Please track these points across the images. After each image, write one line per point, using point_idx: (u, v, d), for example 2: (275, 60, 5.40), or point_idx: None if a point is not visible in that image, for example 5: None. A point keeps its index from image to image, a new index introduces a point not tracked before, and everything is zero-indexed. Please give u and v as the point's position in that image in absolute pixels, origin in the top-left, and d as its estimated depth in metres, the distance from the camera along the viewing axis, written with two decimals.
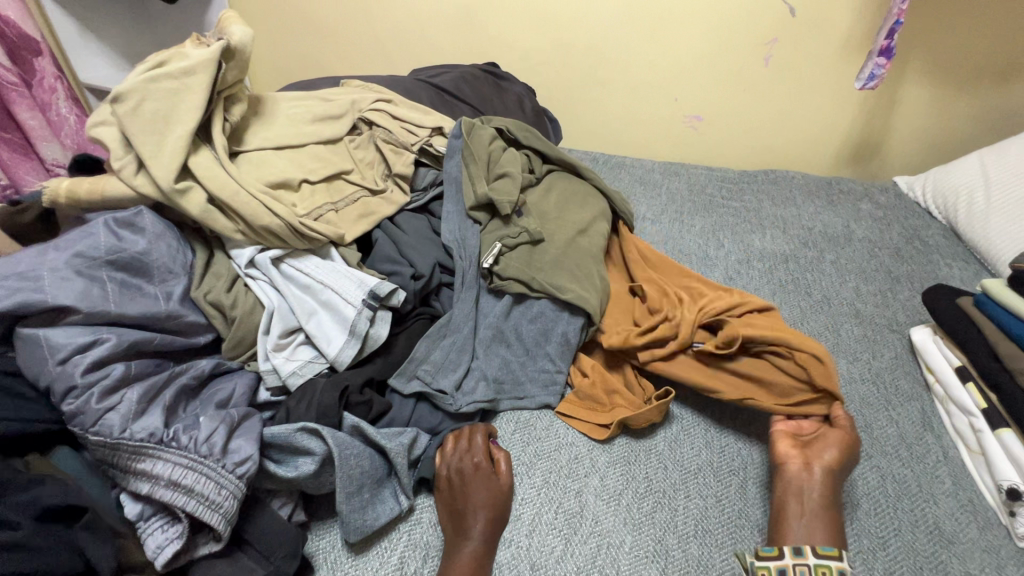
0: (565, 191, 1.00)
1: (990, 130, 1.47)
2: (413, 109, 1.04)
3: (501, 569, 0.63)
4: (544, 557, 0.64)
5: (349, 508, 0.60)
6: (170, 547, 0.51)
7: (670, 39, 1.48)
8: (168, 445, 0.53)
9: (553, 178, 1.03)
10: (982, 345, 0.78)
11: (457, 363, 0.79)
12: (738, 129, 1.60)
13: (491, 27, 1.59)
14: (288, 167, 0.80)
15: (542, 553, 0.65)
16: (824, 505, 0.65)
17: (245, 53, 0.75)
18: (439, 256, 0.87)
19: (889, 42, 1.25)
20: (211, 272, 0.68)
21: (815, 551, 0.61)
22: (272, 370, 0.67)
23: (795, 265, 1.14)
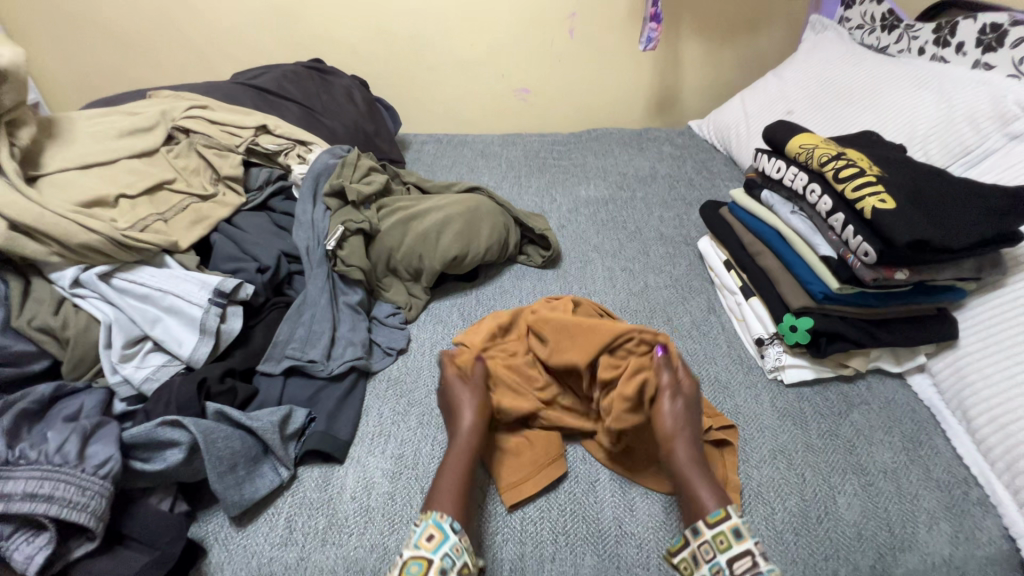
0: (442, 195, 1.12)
1: (749, 71, 1.81)
2: (233, 111, 1.05)
3: (395, 497, 0.70)
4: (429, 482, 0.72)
5: (223, 486, 0.65)
6: (40, 555, 0.52)
7: (484, 18, 1.59)
8: (16, 464, 0.54)
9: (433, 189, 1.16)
10: (735, 240, 1.02)
11: (322, 334, 0.85)
12: (561, 96, 1.79)
13: (310, 21, 1.58)
14: (100, 184, 0.80)
15: (425, 481, 0.72)
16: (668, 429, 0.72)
17: (19, 73, 0.73)
18: (283, 247, 0.91)
19: (656, 9, 1.47)
20: (32, 298, 0.67)
21: (708, 523, 0.63)
22: (123, 382, 0.68)
23: (614, 206, 1.35)
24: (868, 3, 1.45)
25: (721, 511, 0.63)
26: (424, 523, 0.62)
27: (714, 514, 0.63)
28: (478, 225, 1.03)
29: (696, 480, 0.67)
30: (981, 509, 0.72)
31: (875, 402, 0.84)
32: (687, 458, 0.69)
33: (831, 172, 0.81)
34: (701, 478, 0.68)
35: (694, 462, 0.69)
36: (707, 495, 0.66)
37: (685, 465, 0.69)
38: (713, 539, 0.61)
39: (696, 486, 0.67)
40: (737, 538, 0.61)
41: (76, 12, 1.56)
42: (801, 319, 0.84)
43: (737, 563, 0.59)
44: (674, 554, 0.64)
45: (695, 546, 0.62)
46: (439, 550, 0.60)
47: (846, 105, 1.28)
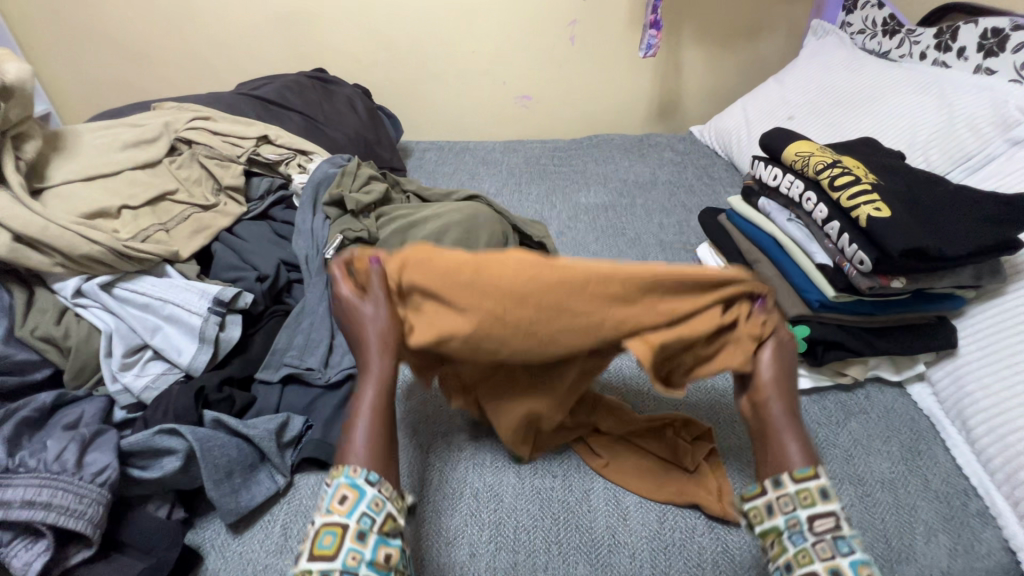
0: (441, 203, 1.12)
1: (751, 77, 1.81)
2: (235, 122, 1.07)
3: None
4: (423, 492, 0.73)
5: (219, 493, 0.66)
6: (37, 561, 0.53)
7: (485, 28, 1.60)
8: (17, 472, 0.55)
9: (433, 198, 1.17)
10: (733, 247, 1.02)
11: (319, 341, 0.84)
12: (562, 103, 1.80)
13: (313, 31, 1.60)
14: (103, 196, 0.82)
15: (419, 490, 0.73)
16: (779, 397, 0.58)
17: (26, 89, 0.75)
18: (282, 256, 0.93)
19: (655, 17, 1.48)
20: (35, 308, 0.69)
21: (793, 477, 0.52)
22: (123, 390, 0.70)
23: (613, 212, 1.35)
24: (869, 8, 1.45)
25: (809, 467, 0.52)
26: (335, 483, 0.51)
27: (801, 468, 0.53)
28: (477, 233, 1.03)
29: (785, 441, 0.55)
30: (981, 521, 0.70)
31: (874, 411, 0.83)
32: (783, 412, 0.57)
33: (827, 180, 0.81)
34: (791, 428, 0.56)
35: (788, 414, 0.57)
36: (795, 448, 0.54)
37: (782, 418, 0.56)
38: (797, 496, 0.51)
39: (782, 431, 0.56)
40: (824, 497, 0.51)
41: (86, 25, 1.60)
42: (798, 327, 0.83)
43: (819, 521, 0.50)
44: (746, 499, 0.54)
45: (773, 497, 0.53)
46: (354, 514, 0.50)
47: (847, 110, 1.27)
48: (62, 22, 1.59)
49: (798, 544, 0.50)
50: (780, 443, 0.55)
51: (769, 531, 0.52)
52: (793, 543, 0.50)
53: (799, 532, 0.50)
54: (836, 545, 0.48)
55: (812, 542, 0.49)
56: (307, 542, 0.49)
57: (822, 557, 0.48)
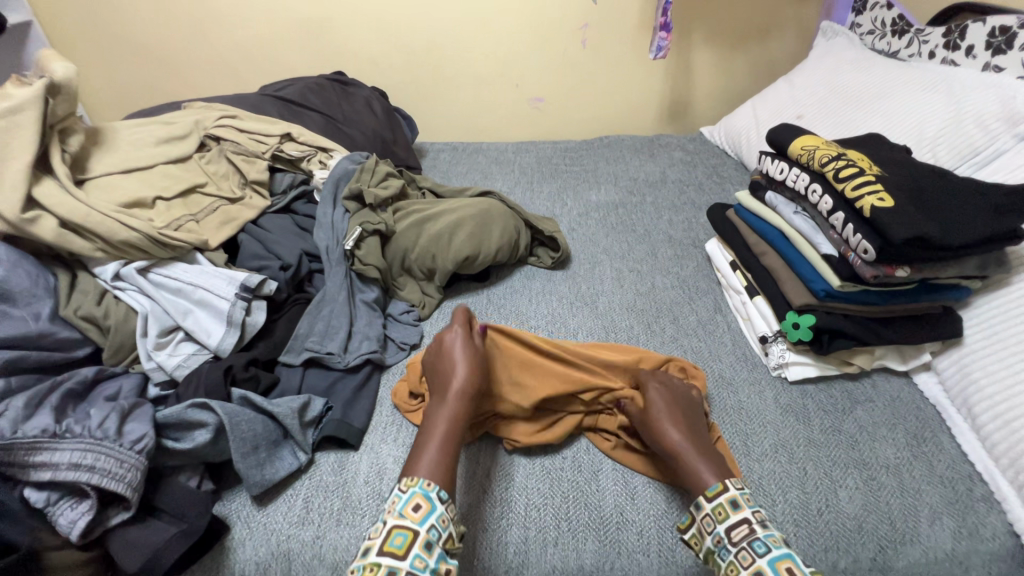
0: (455, 199, 1.16)
1: (761, 78, 1.83)
2: (260, 121, 1.12)
3: None
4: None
5: (246, 466, 0.69)
6: (82, 520, 0.57)
7: (498, 32, 1.65)
8: (64, 437, 0.59)
9: (447, 194, 1.21)
10: (740, 240, 1.04)
11: (339, 328, 0.88)
12: (574, 105, 1.83)
13: (333, 36, 1.66)
14: (139, 188, 0.87)
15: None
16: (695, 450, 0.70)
17: (71, 87, 0.81)
18: (304, 246, 0.97)
19: (666, 19, 1.50)
20: (77, 290, 0.74)
21: (707, 496, 0.65)
22: (157, 368, 0.74)
23: (623, 210, 1.37)
24: (878, 9, 1.46)
25: (718, 486, 0.66)
26: (410, 492, 0.63)
27: (710, 488, 0.66)
28: (490, 227, 1.07)
29: (689, 458, 0.69)
30: (985, 505, 0.72)
31: (880, 399, 0.85)
32: (682, 441, 0.71)
33: (832, 172, 0.83)
34: (698, 457, 0.69)
35: (691, 447, 0.70)
36: (706, 470, 0.68)
37: (682, 447, 0.70)
38: (712, 512, 0.64)
39: (692, 461, 0.69)
40: (734, 508, 0.63)
41: (117, 31, 1.67)
42: (804, 317, 0.85)
43: (735, 532, 0.61)
44: (683, 531, 0.67)
45: (699, 521, 0.65)
46: (426, 522, 0.61)
47: (856, 109, 1.28)
48: (95, 28, 1.67)
49: (725, 558, 0.61)
50: (684, 461, 0.69)
51: (707, 553, 0.63)
52: (722, 558, 0.61)
53: (724, 548, 0.61)
54: (754, 549, 0.59)
55: (734, 552, 0.60)
56: (380, 537, 0.59)
57: (746, 565, 0.59)
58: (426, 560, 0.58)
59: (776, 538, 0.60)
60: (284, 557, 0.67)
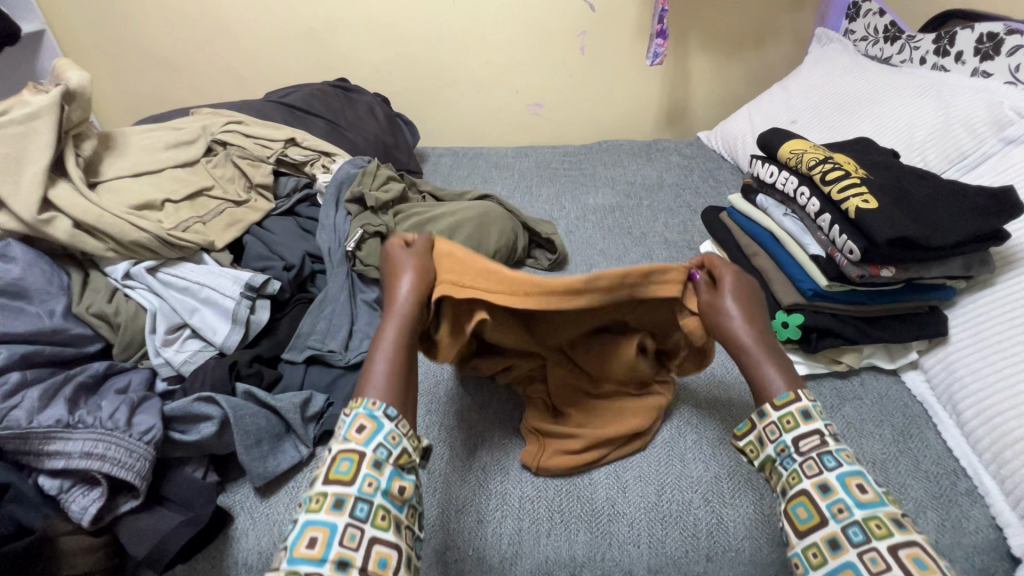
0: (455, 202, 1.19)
1: (757, 84, 1.85)
2: (265, 126, 1.15)
3: None
4: (435, 464, 0.78)
5: (249, 458, 0.71)
6: (93, 507, 0.60)
7: (498, 39, 1.68)
8: (76, 427, 0.61)
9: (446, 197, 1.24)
10: (732, 242, 1.06)
11: (341, 326, 0.91)
12: (572, 111, 1.86)
13: (337, 44, 1.70)
14: (148, 190, 0.90)
15: (432, 461, 0.78)
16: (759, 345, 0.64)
17: (85, 94, 0.84)
18: (307, 248, 0.99)
19: (662, 26, 1.54)
20: (89, 289, 0.77)
21: (775, 406, 0.60)
22: (165, 363, 0.77)
23: (620, 213, 1.39)
24: (871, 16, 1.49)
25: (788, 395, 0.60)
26: (355, 412, 0.56)
27: (781, 396, 0.60)
28: (489, 229, 1.09)
29: (762, 367, 0.63)
30: (969, 499, 0.73)
31: (868, 397, 0.86)
32: (757, 353, 0.64)
33: (819, 175, 0.85)
34: (769, 365, 0.63)
35: (764, 358, 0.64)
36: (774, 374, 0.62)
37: (757, 362, 0.63)
38: (780, 421, 0.59)
39: (758, 362, 0.64)
40: (806, 418, 0.58)
41: (127, 39, 1.72)
42: (793, 316, 0.87)
43: (804, 442, 0.57)
44: (741, 437, 0.63)
45: (761, 428, 0.60)
46: (371, 443, 0.54)
47: (848, 113, 1.31)
48: (106, 37, 1.72)
49: (789, 466, 0.57)
50: (755, 369, 0.63)
51: (764, 461, 0.60)
52: (785, 466, 0.58)
53: (788, 456, 0.58)
54: (823, 461, 0.55)
55: (800, 462, 0.56)
56: (325, 467, 0.54)
57: (810, 474, 0.55)
58: (377, 482, 0.52)
59: (849, 453, 0.56)
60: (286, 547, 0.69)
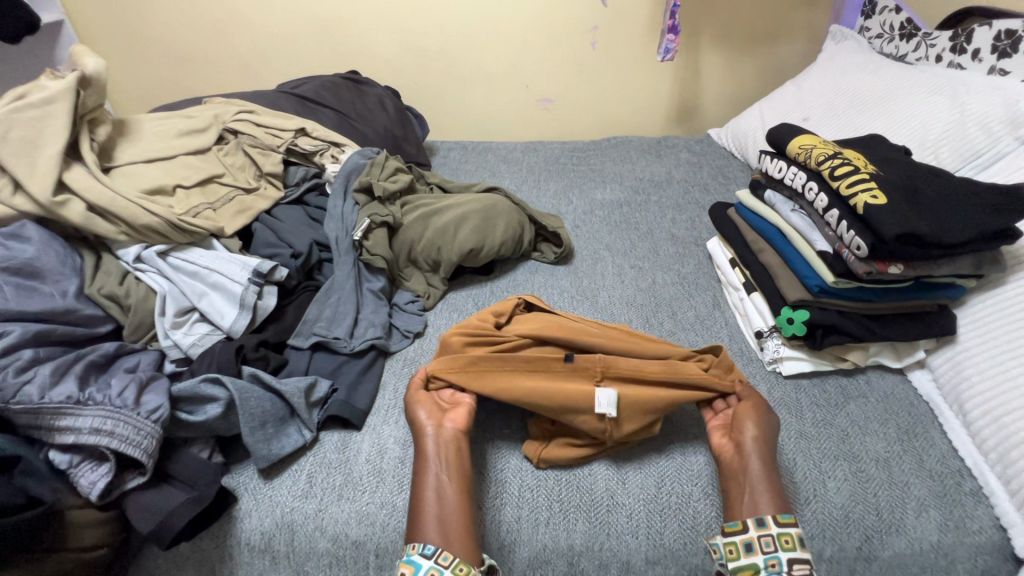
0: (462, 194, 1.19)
1: (770, 81, 1.83)
2: (276, 116, 1.17)
3: (404, 461, 0.77)
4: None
5: (254, 439, 0.73)
6: (100, 482, 0.61)
7: (509, 34, 1.68)
8: (86, 404, 0.63)
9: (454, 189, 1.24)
10: (739, 238, 1.05)
11: (347, 313, 0.92)
12: (582, 107, 1.86)
13: (348, 37, 1.71)
14: (161, 176, 0.92)
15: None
16: (757, 452, 0.71)
17: (100, 80, 0.86)
18: (315, 236, 1.00)
19: (673, 21, 1.53)
20: (101, 270, 0.78)
21: (776, 520, 0.65)
22: (173, 345, 0.78)
23: (628, 208, 1.39)
24: (887, 13, 1.46)
25: (789, 516, 0.66)
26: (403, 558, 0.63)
27: (783, 515, 0.66)
28: (495, 222, 1.10)
29: (759, 485, 0.69)
30: (973, 499, 0.72)
31: (874, 395, 0.86)
32: (760, 472, 0.70)
33: (827, 171, 0.84)
34: (767, 484, 0.69)
35: (766, 480, 0.69)
36: (764, 496, 0.68)
37: (756, 477, 0.70)
38: (777, 536, 0.64)
39: (754, 478, 0.70)
40: (802, 543, 0.64)
41: (143, 29, 1.74)
42: (798, 312, 0.87)
43: (798, 565, 0.62)
44: (726, 534, 0.66)
45: (757, 535, 0.65)
46: None
47: (861, 111, 1.29)
48: (122, 27, 1.74)
49: None
50: (751, 484, 0.69)
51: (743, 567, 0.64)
52: None
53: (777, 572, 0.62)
54: None
55: None
56: None
57: None
58: None
59: None
60: (288, 528, 0.71)
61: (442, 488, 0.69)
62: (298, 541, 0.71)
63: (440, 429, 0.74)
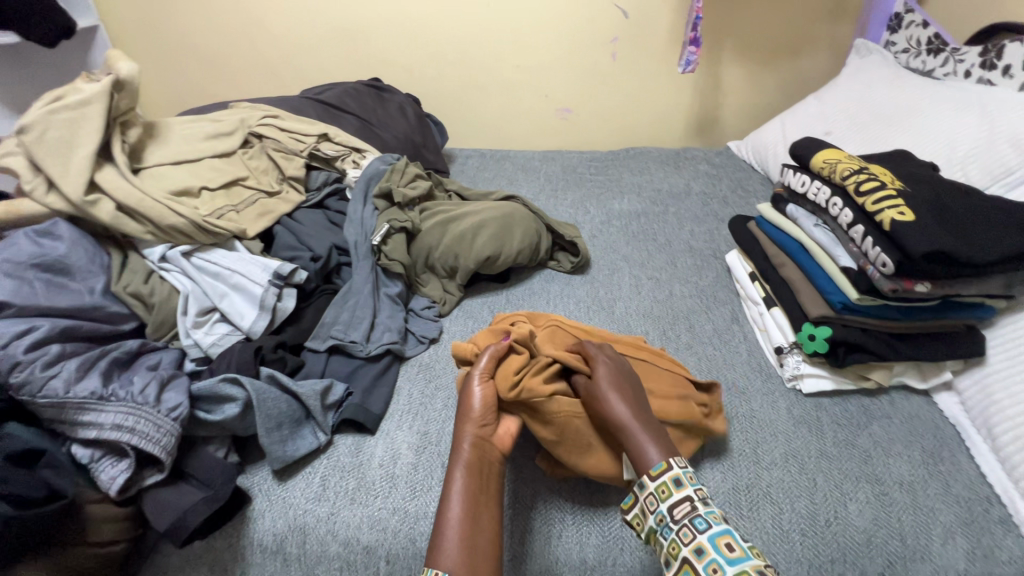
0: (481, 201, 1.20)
1: (792, 95, 1.82)
2: (300, 121, 1.19)
3: (419, 468, 0.76)
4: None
5: (270, 440, 0.73)
6: (120, 477, 0.62)
7: (530, 44, 1.70)
8: (109, 400, 0.64)
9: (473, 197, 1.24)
10: (759, 251, 1.04)
11: (363, 317, 0.92)
12: (601, 118, 1.86)
13: (371, 45, 1.74)
14: (187, 178, 0.93)
15: (448, 454, 0.78)
16: (629, 413, 0.70)
17: (133, 84, 0.88)
18: (335, 240, 1.01)
19: (695, 34, 1.52)
20: (127, 269, 0.80)
21: (652, 475, 0.64)
22: (194, 345, 0.79)
23: (645, 219, 1.38)
24: (914, 27, 1.44)
25: (662, 463, 0.65)
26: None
27: (657, 466, 0.64)
28: (513, 230, 1.10)
29: (635, 429, 0.68)
30: (1003, 528, 0.70)
31: (897, 416, 0.84)
32: (628, 415, 0.69)
33: (853, 186, 0.83)
34: (642, 426, 0.68)
35: (638, 421, 0.69)
36: (651, 449, 0.66)
37: (626, 421, 0.69)
38: (656, 491, 0.63)
39: (632, 437, 0.67)
40: (677, 485, 0.62)
41: (172, 36, 1.79)
42: (820, 329, 0.85)
43: (677, 509, 0.61)
44: (626, 510, 0.65)
45: (642, 499, 0.64)
46: None
47: (886, 126, 1.27)
48: (153, 32, 1.78)
49: (668, 536, 0.60)
50: (629, 431, 0.68)
51: (649, 533, 0.62)
52: (664, 536, 0.60)
53: (665, 525, 0.60)
54: (695, 525, 0.59)
55: (676, 530, 0.59)
56: None
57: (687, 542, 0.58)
58: None
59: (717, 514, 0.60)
60: (300, 530, 0.71)
61: (469, 505, 0.64)
62: (310, 544, 0.71)
63: (479, 438, 0.70)
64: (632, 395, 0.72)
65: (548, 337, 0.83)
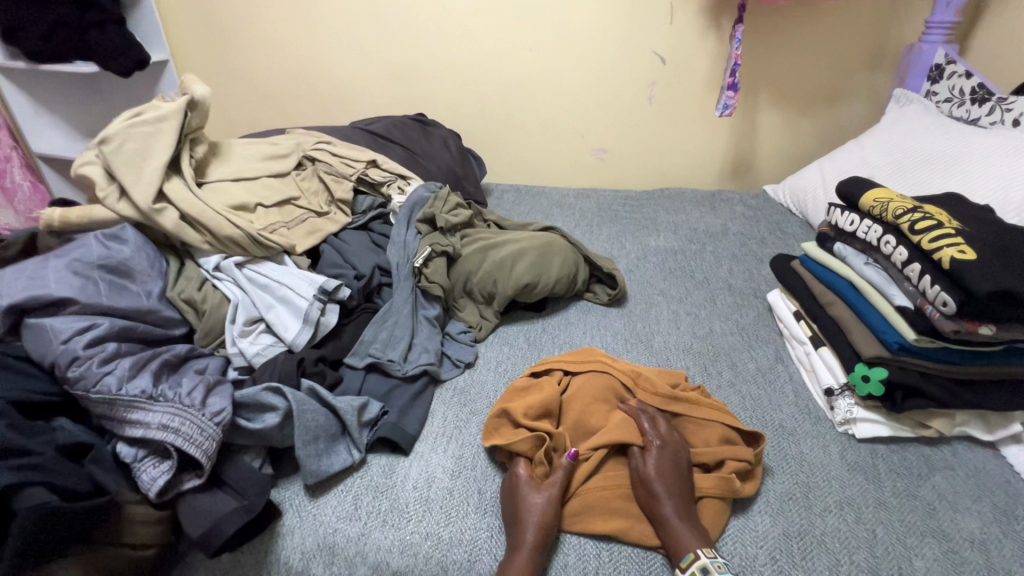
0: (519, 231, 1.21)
1: (829, 142, 1.82)
2: (351, 148, 1.24)
3: (453, 493, 0.74)
4: (486, 484, 0.76)
5: (307, 453, 0.72)
6: (161, 478, 0.62)
7: (569, 86, 1.76)
8: (157, 400, 0.64)
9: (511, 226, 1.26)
10: (805, 290, 1.02)
11: (402, 337, 0.93)
12: (635, 159, 1.89)
13: (418, 84, 1.83)
14: (244, 195, 0.98)
15: (484, 480, 0.76)
16: (670, 496, 0.69)
17: (205, 104, 0.94)
18: (378, 261, 1.03)
19: (733, 79, 1.56)
20: (183, 276, 0.83)
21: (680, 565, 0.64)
22: (238, 353, 0.80)
23: (682, 256, 1.38)
24: (957, 77, 1.43)
25: (692, 553, 0.64)
26: None
27: (686, 556, 0.64)
28: (551, 259, 1.10)
29: (678, 525, 0.67)
30: None
31: (962, 468, 0.78)
32: (674, 511, 0.68)
33: (907, 224, 0.81)
34: (685, 521, 0.67)
35: (682, 516, 0.67)
36: (689, 541, 0.65)
37: (671, 517, 0.67)
38: None
39: (671, 524, 0.67)
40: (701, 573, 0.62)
41: (234, 70, 1.91)
42: (874, 369, 0.82)
43: None
44: None
45: None
46: None
47: (932, 171, 1.26)
48: (217, 67, 1.91)
49: None
50: (671, 528, 0.67)
51: None
52: None
53: None
54: None
55: None
56: None
57: None
58: None
59: None
60: (329, 550, 0.69)
61: None
62: (338, 565, 0.69)
63: (538, 510, 0.68)
64: (674, 471, 0.71)
65: (586, 388, 0.83)
